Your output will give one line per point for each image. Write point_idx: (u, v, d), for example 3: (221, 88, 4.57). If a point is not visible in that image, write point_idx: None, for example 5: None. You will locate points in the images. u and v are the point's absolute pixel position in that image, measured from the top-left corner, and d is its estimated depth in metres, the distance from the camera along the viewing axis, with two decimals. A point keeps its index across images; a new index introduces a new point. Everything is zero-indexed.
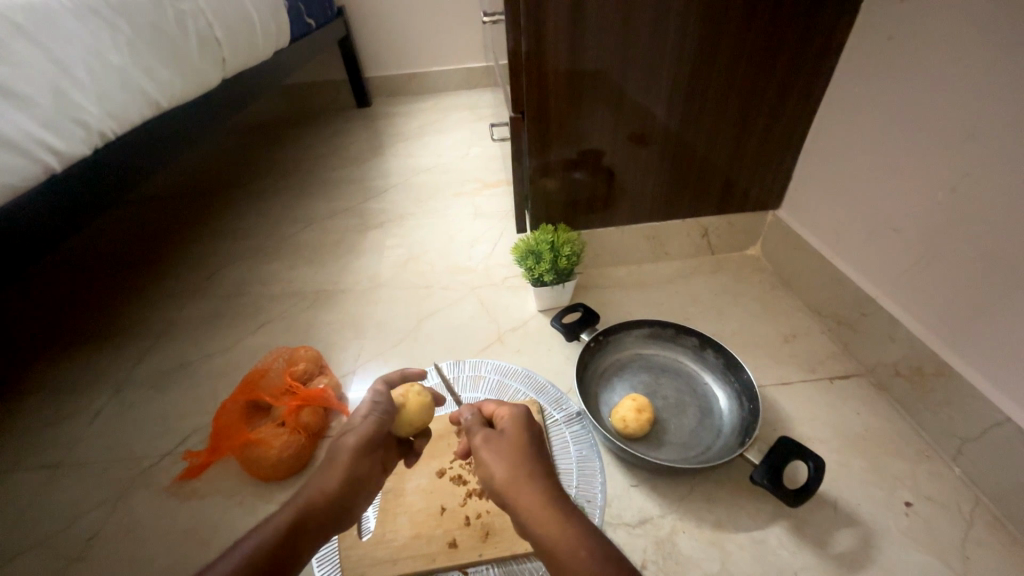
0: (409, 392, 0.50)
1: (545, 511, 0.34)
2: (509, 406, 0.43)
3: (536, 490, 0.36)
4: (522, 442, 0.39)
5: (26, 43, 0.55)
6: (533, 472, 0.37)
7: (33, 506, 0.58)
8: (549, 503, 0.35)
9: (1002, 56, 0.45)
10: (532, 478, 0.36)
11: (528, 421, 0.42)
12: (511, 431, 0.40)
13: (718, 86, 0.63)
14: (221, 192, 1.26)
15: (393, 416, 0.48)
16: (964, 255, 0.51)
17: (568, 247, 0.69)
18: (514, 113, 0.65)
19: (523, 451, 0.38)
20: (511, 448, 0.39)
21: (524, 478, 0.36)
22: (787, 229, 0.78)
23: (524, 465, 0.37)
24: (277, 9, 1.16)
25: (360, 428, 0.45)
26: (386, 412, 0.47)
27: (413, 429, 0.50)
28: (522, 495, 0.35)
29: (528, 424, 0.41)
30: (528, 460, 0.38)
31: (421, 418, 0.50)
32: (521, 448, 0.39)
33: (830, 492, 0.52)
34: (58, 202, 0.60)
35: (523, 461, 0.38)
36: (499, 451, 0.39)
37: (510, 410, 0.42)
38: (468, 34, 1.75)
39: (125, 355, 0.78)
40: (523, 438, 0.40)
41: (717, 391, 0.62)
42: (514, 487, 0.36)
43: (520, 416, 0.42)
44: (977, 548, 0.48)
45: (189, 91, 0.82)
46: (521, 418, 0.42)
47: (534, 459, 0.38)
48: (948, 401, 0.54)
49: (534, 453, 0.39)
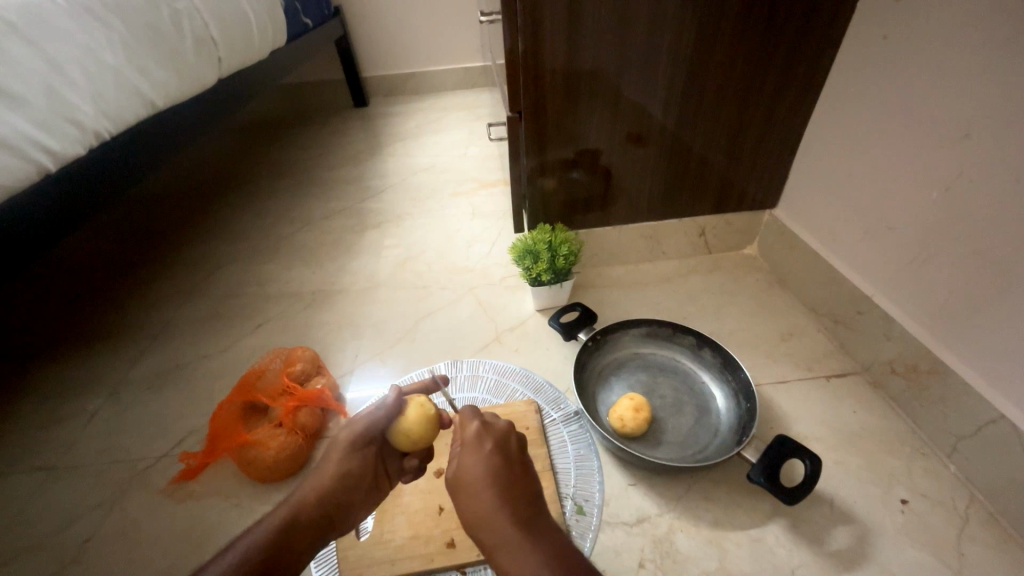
0: (412, 398, 0.46)
1: (503, 546, 0.35)
2: (468, 426, 0.42)
3: (491, 525, 0.36)
4: (477, 471, 0.38)
5: (18, 42, 0.54)
6: (489, 506, 0.37)
7: (29, 508, 0.58)
8: (505, 538, 0.35)
9: (996, 55, 0.45)
10: (488, 512, 0.36)
11: (483, 443, 0.40)
12: (467, 461, 0.39)
13: (715, 85, 0.63)
14: (218, 192, 1.26)
15: (391, 420, 0.45)
16: (959, 254, 0.52)
17: (565, 246, 0.69)
18: (511, 113, 0.65)
19: (478, 483, 0.38)
20: (474, 477, 0.38)
21: (482, 514, 0.36)
22: (783, 228, 0.78)
23: (479, 499, 0.37)
24: (273, 9, 1.15)
25: (353, 428, 0.44)
26: (384, 416, 0.44)
27: (413, 443, 0.45)
28: (483, 531, 0.36)
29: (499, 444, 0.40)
30: (483, 491, 0.37)
31: (421, 433, 0.44)
32: (477, 479, 0.38)
33: (827, 490, 0.53)
34: (53, 203, 0.59)
35: (479, 493, 0.37)
36: (459, 485, 0.39)
37: (467, 434, 0.41)
38: (465, 34, 1.74)
39: (121, 356, 0.78)
40: (486, 463, 0.39)
41: (715, 390, 0.62)
42: (476, 524, 0.37)
43: (486, 436, 0.41)
44: (972, 545, 0.48)
45: (185, 91, 0.82)
46: (476, 441, 0.40)
47: (491, 487, 0.38)
48: (942, 399, 0.55)
49: (491, 482, 0.38)
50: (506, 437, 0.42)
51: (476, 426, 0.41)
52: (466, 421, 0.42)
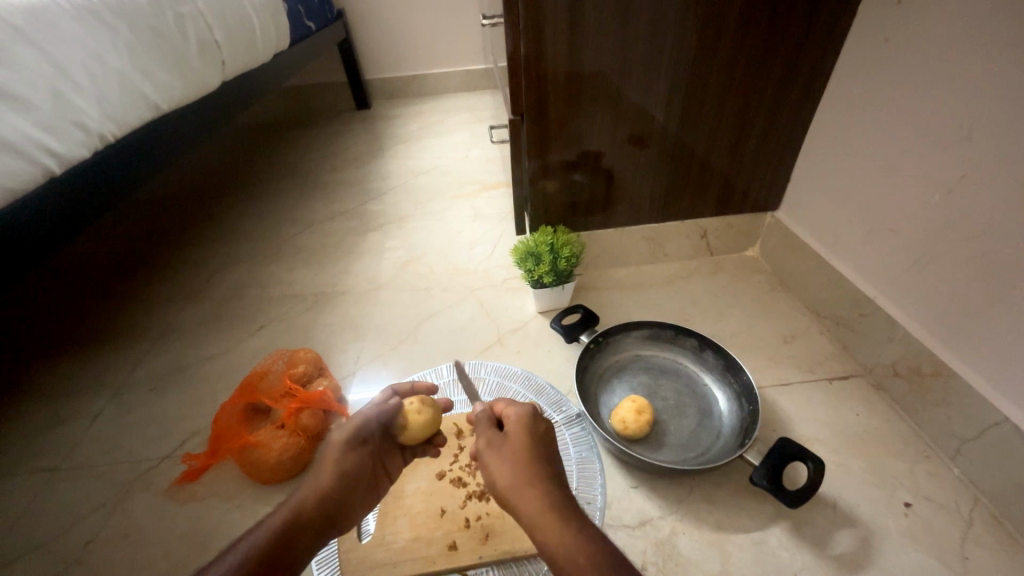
0: (406, 403, 0.48)
1: (546, 516, 0.34)
2: (514, 407, 0.43)
3: (536, 497, 0.35)
4: (523, 444, 0.39)
5: (26, 46, 0.55)
6: (537, 479, 0.36)
7: (31, 509, 0.58)
8: (550, 510, 0.34)
9: (997, 57, 0.46)
10: (534, 482, 0.36)
11: (532, 424, 0.41)
12: (515, 436, 0.40)
13: (716, 88, 0.63)
14: (220, 194, 1.26)
15: (386, 420, 0.47)
16: (962, 256, 0.52)
17: (567, 248, 0.69)
18: (513, 115, 0.66)
19: (520, 455, 0.38)
20: (512, 451, 0.39)
21: (528, 483, 0.36)
22: (785, 230, 0.78)
23: (528, 470, 0.37)
24: (277, 12, 1.16)
25: (346, 427, 0.44)
26: (379, 417, 0.46)
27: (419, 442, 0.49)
28: (524, 502, 0.35)
29: (537, 426, 0.41)
30: (531, 465, 0.37)
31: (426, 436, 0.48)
32: (526, 452, 0.38)
33: (830, 493, 0.53)
34: (60, 206, 0.60)
35: (528, 466, 0.37)
36: (502, 456, 0.38)
37: (515, 411, 0.42)
38: (467, 38, 1.75)
39: (124, 357, 0.78)
40: (525, 439, 0.39)
41: (716, 392, 0.62)
42: (517, 493, 0.36)
43: (523, 416, 0.42)
44: (977, 549, 0.48)
45: (189, 94, 0.82)
46: (525, 420, 0.41)
47: (540, 462, 0.38)
48: (946, 401, 0.55)
49: (539, 456, 0.38)
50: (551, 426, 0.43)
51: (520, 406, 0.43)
52: (512, 404, 0.44)
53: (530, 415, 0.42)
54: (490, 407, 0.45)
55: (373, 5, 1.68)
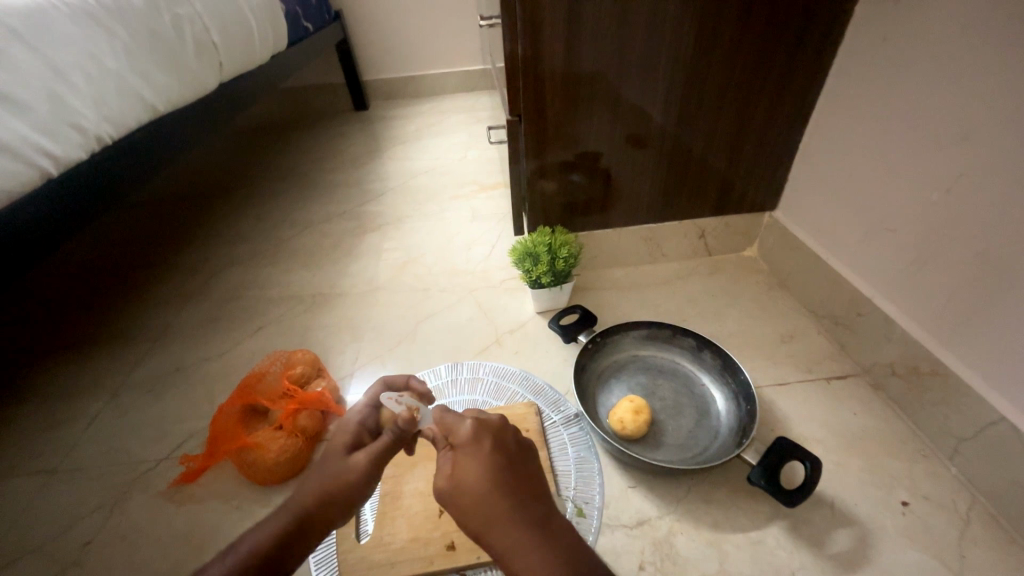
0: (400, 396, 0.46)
1: (521, 548, 0.33)
2: (461, 427, 0.39)
3: (507, 532, 0.34)
4: (484, 472, 0.36)
5: (22, 49, 0.55)
6: (501, 507, 0.35)
7: (29, 511, 0.58)
8: (523, 541, 0.33)
9: (993, 56, 0.46)
10: (502, 515, 0.34)
11: (485, 442, 0.38)
12: (465, 467, 0.36)
13: (713, 88, 0.63)
14: (218, 196, 1.26)
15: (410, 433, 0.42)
16: (960, 254, 0.52)
17: (565, 248, 0.69)
18: (510, 117, 0.66)
19: (483, 488, 0.35)
20: (473, 486, 0.35)
21: (492, 515, 0.34)
22: (783, 229, 0.78)
23: (489, 500, 0.35)
24: (275, 14, 1.16)
25: (372, 445, 0.40)
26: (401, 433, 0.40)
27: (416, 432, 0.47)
28: (493, 535, 0.34)
29: (491, 445, 0.38)
30: (491, 493, 0.35)
31: None
32: (484, 482, 0.36)
33: (828, 492, 0.53)
34: (57, 207, 0.60)
35: (487, 494, 0.35)
36: (459, 491, 0.36)
37: (465, 436, 0.38)
38: (465, 38, 1.75)
39: (121, 359, 0.78)
40: (484, 469, 0.36)
41: (715, 392, 0.62)
42: (487, 529, 0.34)
43: (476, 439, 0.38)
44: (974, 547, 0.48)
45: (186, 96, 0.82)
46: (475, 444, 0.38)
47: (499, 486, 0.36)
48: (944, 400, 0.55)
49: (503, 483, 0.36)
50: (504, 432, 0.40)
51: (470, 425, 0.39)
52: (460, 422, 0.40)
53: (482, 435, 0.38)
54: (438, 427, 0.41)
55: (371, 6, 1.68)
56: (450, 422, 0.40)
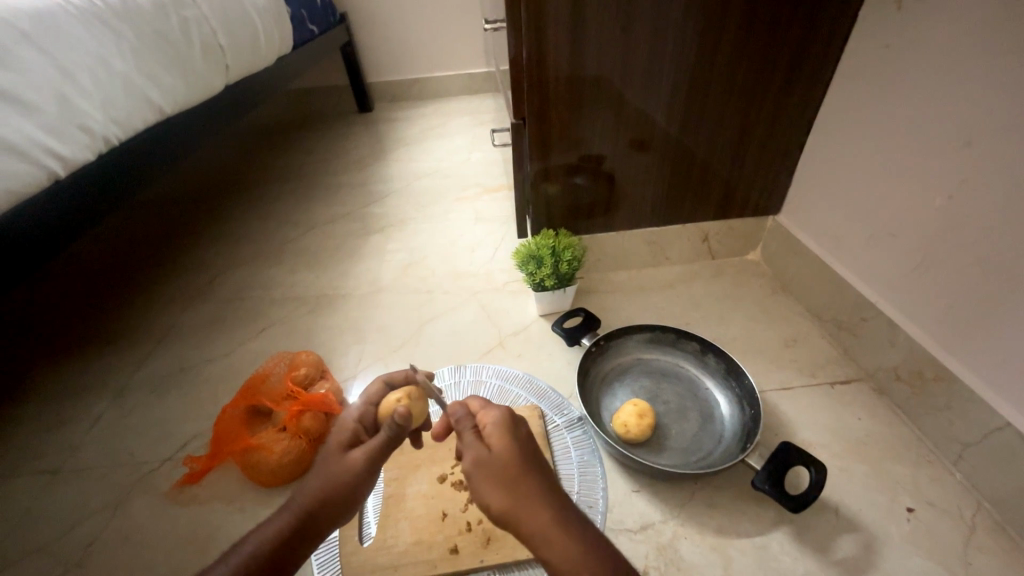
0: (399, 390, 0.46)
1: (555, 532, 0.31)
2: (492, 410, 0.38)
3: (541, 512, 0.32)
4: (519, 451, 0.35)
5: (31, 50, 0.55)
6: (536, 488, 0.33)
7: (32, 511, 0.58)
8: (558, 522, 0.32)
9: (998, 63, 0.46)
10: (536, 495, 0.33)
11: (517, 425, 0.37)
12: (500, 444, 0.35)
13: (717, 92, 0.64)
14: (222, 197, 1.27)
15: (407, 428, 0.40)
16: (964, 260, 0.52)
17: (569, 251, 0.69)
18: (514, 120, 0.66)
19: (518, 465, 0.34)
20: (508, 462, 0.34)
21: (526, 494, 0.33)
22: (786, 233, 0.78)
23: (524, 480, 0.33)
24: (280, 17, 1.17)
25: (370, 442, 0.38)
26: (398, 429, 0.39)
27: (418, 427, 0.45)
28: (525, 517, 0.32)
29: (523, 428, 0.37)
30: (526, 473, 0.34)
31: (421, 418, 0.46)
32: (519, 460, 0.34)
33: (832, 497, 0.52)
34: (64, 208, 0.60)
35: (523, 474, 0.34)
36: (492, 467, 0.34)
37: (496, 415, 0.37)
38: (469, 41, 1.76)
39: (125, 359, 0.79)
40: (517, 448, 0.35)
41: (719, 396, 0.62)
42: (519, 509, 0.32)
43: (508, 420, 0.37)
44: (979, 554, 0.48)
45: (192, 97, 0.82)
46: (509, 423, 0.36)
47: (535, 469, 0.34)
48: (948, 405, 0.55)
49: (537, 464, 0.34)
50: None
51: (503, 408, 0.38)
52: (490, 406, 0.39)
53: (514, 417, 0.37)
54: (466, 407, 0.39)
55: (375, 9, 1.69)
56: (480, 405, 0.39)
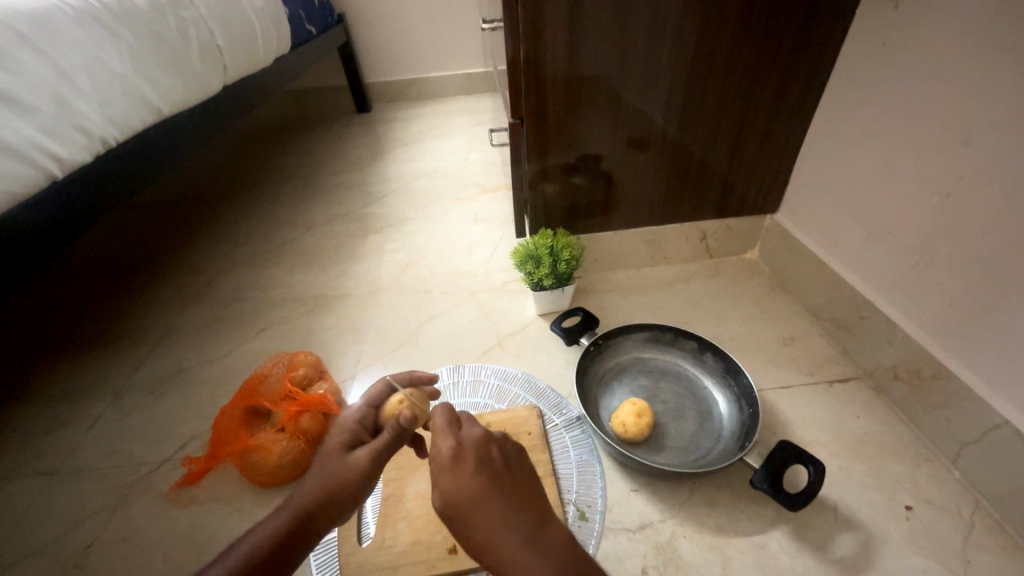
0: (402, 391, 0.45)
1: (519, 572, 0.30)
2: (444, 443, 0.34)
3: (502, 555, 0.30)
4: (470, 495, 0.32)
5: (28, 51, 0.55)
6: (494, 523, 0.31)
7: (29, 514, 0.58)
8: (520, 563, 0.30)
9: (994, 61, 0.46)
10: (495, 538, 0.31)
11: (469, 461, 0.33)
12: (450, 482, 0.32)
13: (714, 91, 0.64)
14: (220, 198, 1.27)
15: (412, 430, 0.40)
16: (961, 258, 0.52)
17: (567, 250, 0.69)
18: (512, 119, 0.66)
19: (471, 512, 0.31)
20: (461, 509, 0.32)
21: (483, 530, 0.31)
22: (784, 232, 0.78)
23: (479, 515, 0.31)
24: (278, 17, 1.16)
25: (375, 442, 0.39)
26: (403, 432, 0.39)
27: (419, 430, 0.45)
28: (490, 556, 0.31)
29: (474, 463, 0.33)
30: (482, 515, 0.31)
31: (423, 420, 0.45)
32: (471, 506, 0.31)
33: (830, 496, 0.52)
34: (60, 209, 0.60)
35: (478, 514, 0.31)
36: (448, 512, 0.32)
37: (445, 455, 0.34)
38: (467, 41, 1.76)
39: (123, 360, 0.78)
40: (468, 492, 0.32)
41: (716, 395, 0.62)
42: (483, 551, 0.31)
43: (457, 458, 0.33)
44: (978, 553, 0.48)
45: (190, 98, 0.82)
46: (457, 463, 0.33)
47: (491, 500, 0.32)
48: (946, 403, 0.55)
49: (493, 505, 0.31)
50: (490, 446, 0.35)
51: (452, 444, 0.34)
52: (443, 435, 0.35)
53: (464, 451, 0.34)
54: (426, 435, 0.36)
55: (373, 10, 1.69)
56: (437, 428, 0.36)
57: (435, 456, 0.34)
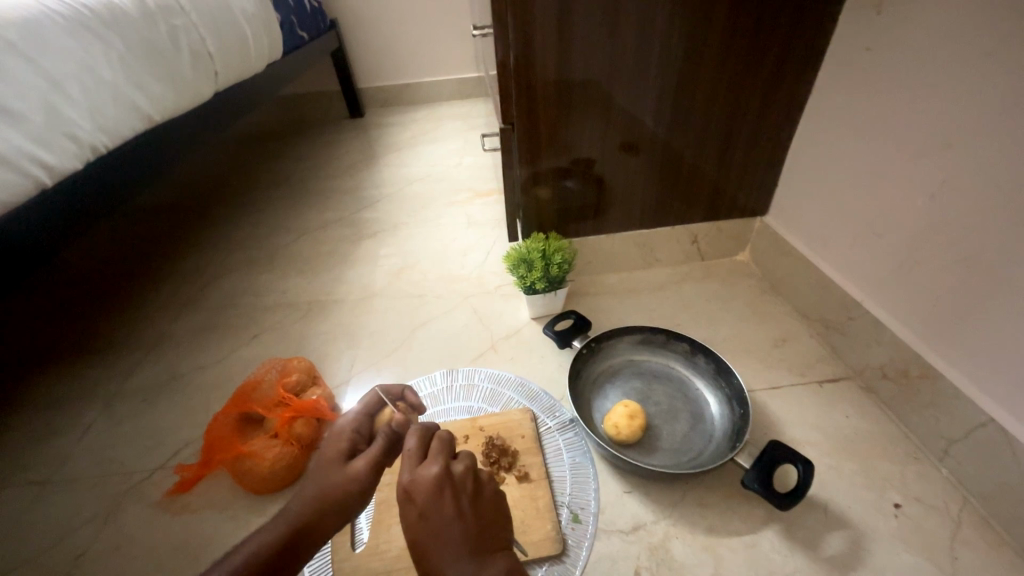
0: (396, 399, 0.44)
1: None
2: (404, 474, 0.34)
3: None
4: (425, 529, 0.32)
5: (17, 60, 0.55)
6: (444, 559, 0.31)
7: (18, 525, 0.57)
8: None
9: (973, 66, 0.47)
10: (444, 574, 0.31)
11: (426, 496, 0.32)
12: (407, 515, 0.32)
13: (703, 95, 0.65)
14: (213, 204, 1.26)
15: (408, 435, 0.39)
16: (946, 259, 0.53)
17: (559, 254, 0.69)
18: (503, 124, 0.66)
19: (423, 544, 0.32)
20: (415, 540, 0.32)
21: (435, 565, 0.31)
22: (774, 234, 0.79)
23: (424, 556, 0.32)
24: (270, 24, 1.17)
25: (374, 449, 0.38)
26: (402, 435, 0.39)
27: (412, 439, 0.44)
28: None
29: (430, 499, 0.32)
30: (434, 551, 0.31)
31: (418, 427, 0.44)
32: (424, 538, 0.32)
33: (821, 495, 0.53)
34: (49, 217, 0.60)
35: (430, 549, 0.31)
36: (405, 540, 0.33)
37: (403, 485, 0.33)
38: (460, 46, 1.77)
39: (114, 368, 0.78)
40: (422, 526, 0.32)
41: (708, 396, 0.63)
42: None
43: (414, 492, 0.33)
44: (966, 549, 0.48)
45: (181, 105, 0.82)
46: (413, 498, 0.32)
47: (434, 544, 0.31)
48: (932, 402, 0.56)
49: (443, 543, 0.31)
50: (448, 484, 0.33)
51: (409, 477, 0.33)
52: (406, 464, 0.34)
53: (421, 485, 0.33)
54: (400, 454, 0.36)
55: (366, 16, 1.70)
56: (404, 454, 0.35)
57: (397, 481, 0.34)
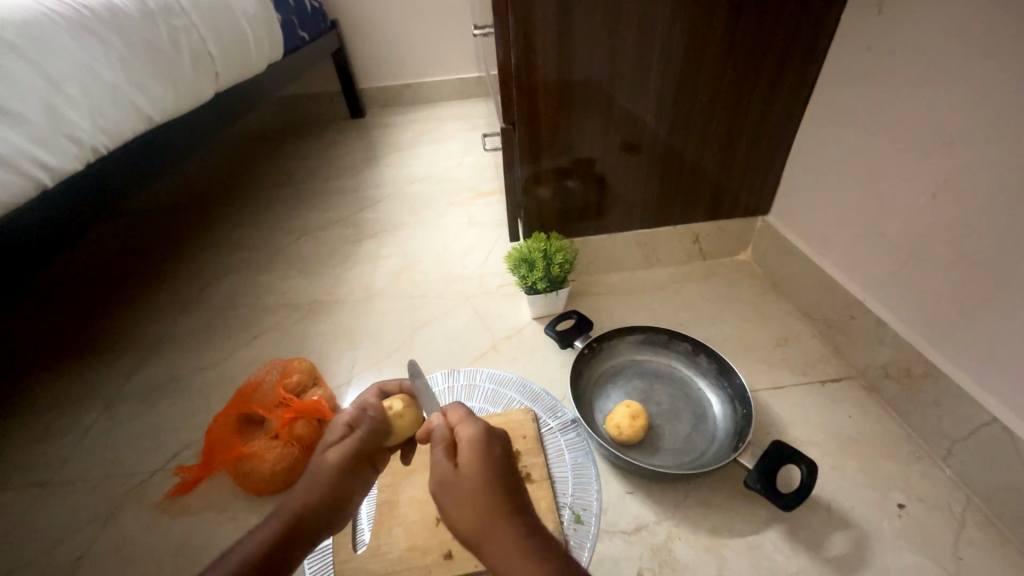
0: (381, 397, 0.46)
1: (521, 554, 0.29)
2: (467, 425, 0.35)
3: (508, 531, 0.30)
4: (487, 471, 0.32)
5: (17, 60, 0.55)
6: (502, 505, 0.31)
7: (18, 527, 0.57)
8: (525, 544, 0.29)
9: (974, 65, 0.47)
10: (504, 517, 0.30)
11: (491, 443, 0.34)
12: (466, 460, 0.33)
13: (705, 94, 0.64)
14: (214, 205, 1.26)
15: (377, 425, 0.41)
16: (949, 259, 0.52)
17: (561, 254, 0.69)
18: (504, 124, 0.66)
19: (483, 485, 0.32)
20: (473, 483, 0.32)
21: (493, 509, 0.31)
22: (776, 234, 0.79)
23: (478, 499, 0.31)
24: (271, 25, 1.17)
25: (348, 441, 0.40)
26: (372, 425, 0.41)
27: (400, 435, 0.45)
28: (491, 538, 0.30)
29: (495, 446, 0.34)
30: (494, 494, 0.31)
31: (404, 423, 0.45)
32: (485, 480, 0.32)
33: (824, 495, 0.53)
34: (49, 218, 0.60)
35: (489, 492, 0.31)
36: (458, 486, 0.32)
37: (468, 431, 0.35)
38: (460, 47, 1.77)
39: (115, 369, 0.78)
40: (485, 468, 0.32)
41: (710, 396, 0.62)
42: (487, 531, 0.30)
43: (479, 438, 0.34)
44: (970, 549, 0.48)
45: (182, 106, 0.82)
46: (479, 442, 0.34)
47: (494, 487, 0.32)
48: (935, 402, 0.55)
49: (507, 485, 0.32)
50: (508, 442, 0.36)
51: (474, 426, 0.35)
52: (469, 419, 0.36)
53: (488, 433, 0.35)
54: (446, 418, 0.37)
55: (367, 16, 1.70)
56: (457, 414, 0.37)
57: (452, 434, 0.35)
